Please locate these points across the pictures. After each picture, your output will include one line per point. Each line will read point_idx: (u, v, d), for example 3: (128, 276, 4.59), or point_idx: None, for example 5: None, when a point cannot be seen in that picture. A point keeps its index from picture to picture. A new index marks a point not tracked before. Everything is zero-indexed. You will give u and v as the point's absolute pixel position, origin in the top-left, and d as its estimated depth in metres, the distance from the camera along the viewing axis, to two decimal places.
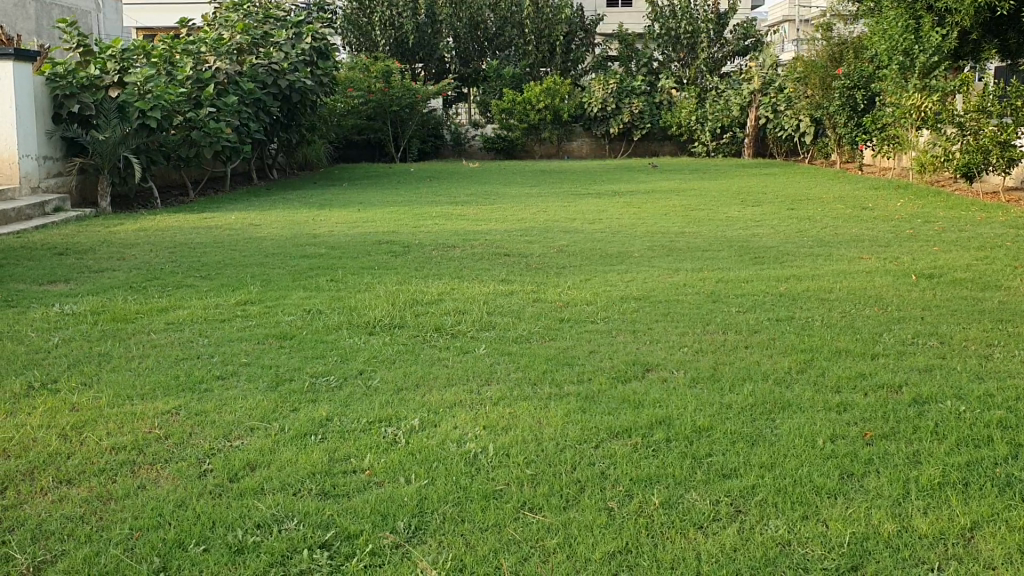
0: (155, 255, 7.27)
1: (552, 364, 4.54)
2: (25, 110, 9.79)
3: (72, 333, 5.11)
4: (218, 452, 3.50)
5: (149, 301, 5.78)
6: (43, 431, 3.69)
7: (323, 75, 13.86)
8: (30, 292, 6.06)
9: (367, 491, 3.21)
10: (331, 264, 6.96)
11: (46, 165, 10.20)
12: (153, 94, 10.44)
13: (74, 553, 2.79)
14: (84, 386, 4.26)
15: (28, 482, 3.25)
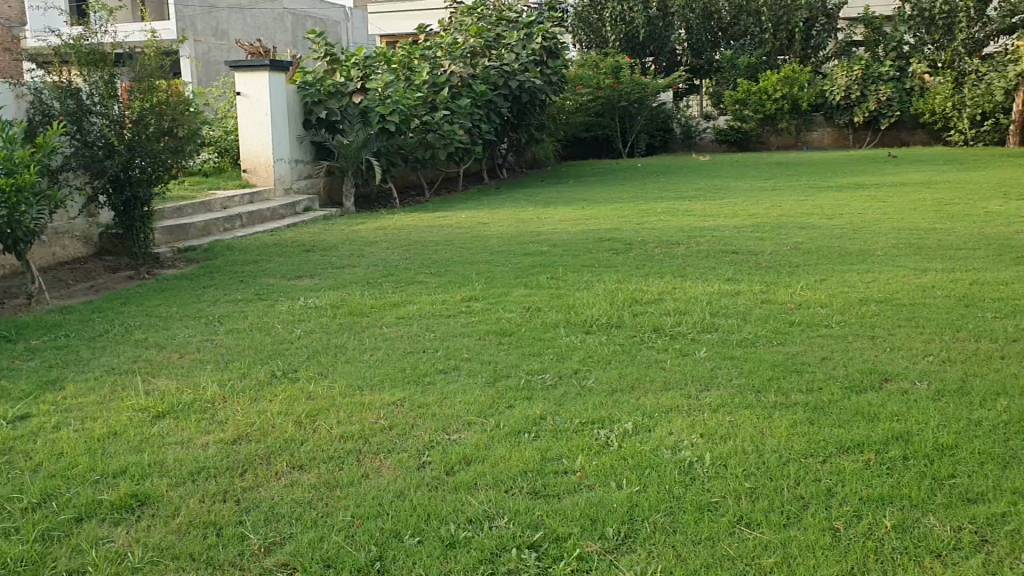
0: (391, 252, 7.64)
1: (778, 371, 4.31)
2: (280, 115, 10.62)
3: (313, 325, 5.45)
4: (436, 445, 3.66)
5: (382, 296, 6.06)
6: (281, 418, 4.05)
7: (552, 74, 14.01)
8: (280, 287, 6.55)
9: (578, 493, 3.19)
10: (555, 261, 7.03)
11: (298, 167, 11.02)
12: (393, 99, 11.02)
13: (301, 537, 3.06)
14: (320, 375, 4.56)
15: (265, 466, 3.62)
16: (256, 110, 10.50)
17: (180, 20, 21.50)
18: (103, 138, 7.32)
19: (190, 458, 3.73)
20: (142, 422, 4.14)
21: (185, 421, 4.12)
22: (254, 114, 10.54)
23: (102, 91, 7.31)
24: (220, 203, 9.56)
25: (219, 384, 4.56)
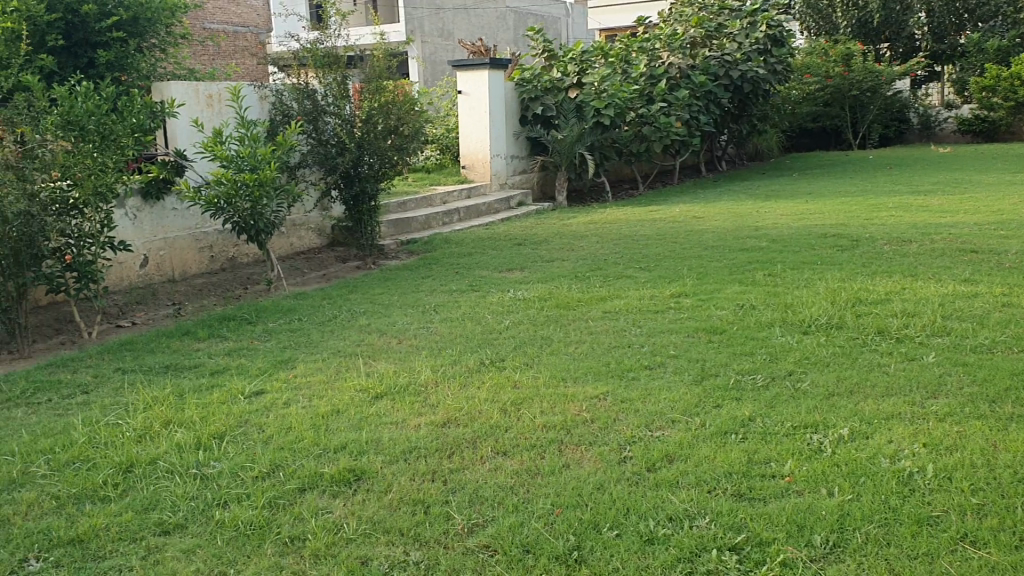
0: (603, 246, 7.65)
1: (1017, 380, 3.95)
2: (499, 114, 10.96)
3: (522, 316, 5.57)
4: (638, 440, 3.65)
5: (591, 289, 6.09)
6: (488, 405, 4.18)
7: (777, 62, 13.31)
8: (492, 279, 6.74)
9: (785, 498, 3.09)
10: (772, 257, 6.79)
11: (514, 162, 11.31)
12: (609, 92, 11.04)
13: (501, 520, 3.16)
14: (526, 365, 4.66)
15: (472, 449, 3.76)
16: (477, 107, 10.83)
17: (408, 22, 22.59)
18: (335, 137, 7.79)
19: (404, 437, 3.93)
20: (361, 402, 4.40)
21: (400, 403, 4.33)
22: (475, 110, 10.89)
23: (336, 92, 7.76)
24: (441, 198, 9.94)
25: (432, 369, 4.76)
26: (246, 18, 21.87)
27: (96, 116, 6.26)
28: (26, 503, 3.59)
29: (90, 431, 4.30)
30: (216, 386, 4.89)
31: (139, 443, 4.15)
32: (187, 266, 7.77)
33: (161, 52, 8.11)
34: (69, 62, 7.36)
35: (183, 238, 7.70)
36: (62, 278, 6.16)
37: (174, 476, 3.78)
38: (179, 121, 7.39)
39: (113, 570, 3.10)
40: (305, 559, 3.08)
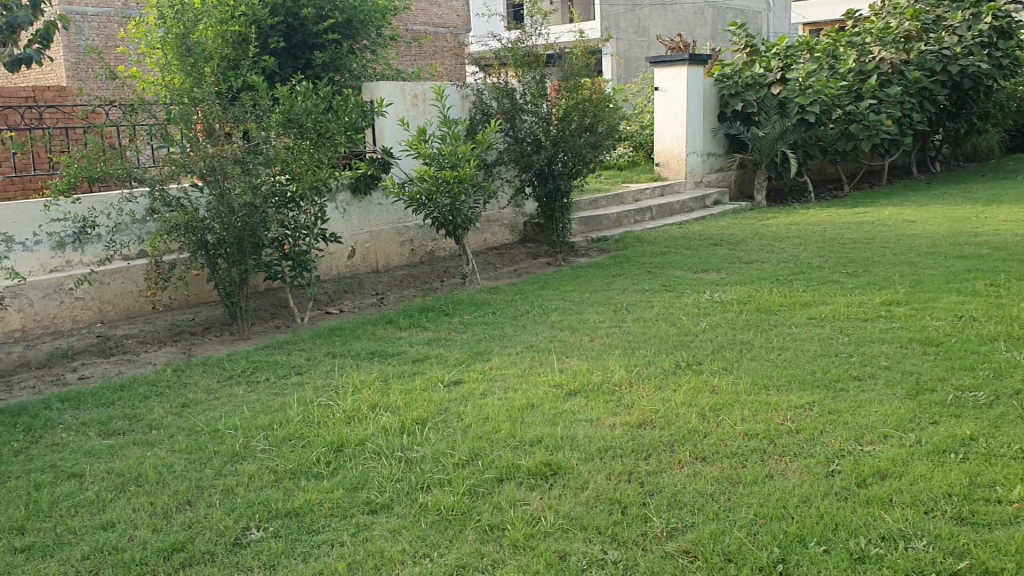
0: (804, 249, 7.37)
1: None
2: (695, 109, 10.76)
3: (719, 319, 5.45)
4: (847, 455, 3.54)
5: (793, 294, 5.88)
6: (685, 408, 4.12)
7: (1004, 57, 12.16)
8: (687, 279, 6.64)
9: (1013, 526, 2.91)
10: (994, 266, 6.31)
11: (710, 161, 11.15)
12: (815, 88, 10.61)
13: (702, 527, 3.13)
14: (725, 370, 4.57)
15: (670, 452, 3.73)
16: (673, 105, 10.76)
17: (604, 19, 22.61)
18: (532, 135, 7.92)
19: (599, 435, 3.93)
20: (555, 398, 4.44)
21: (595, 401, 4.33)
22: (672, 109, 10.79)
23: (534, 91, 7.87)
24: (633, 196, 9.89)
25: (626, 368, 4.74)
26: (446, 19, 22.49)
27: (312, 114, 6.66)
28: (249, 475, 3.87)
29: (304, 410, 4.58)
30: (418, 374, 5.08)
31: (348, 424, 4.38)
32: (390, 258, 8.11)
33: (371, 53, 8.48)
34: (289, 63, 7.84)
35: (387, 231, 8.05)
36: (279, 266, 6.60)
37: (381, 458, 3.96)
38: (386, 120, 7.75)
39: (326, 544, 3.29)
40: (505, 548, 3.15)
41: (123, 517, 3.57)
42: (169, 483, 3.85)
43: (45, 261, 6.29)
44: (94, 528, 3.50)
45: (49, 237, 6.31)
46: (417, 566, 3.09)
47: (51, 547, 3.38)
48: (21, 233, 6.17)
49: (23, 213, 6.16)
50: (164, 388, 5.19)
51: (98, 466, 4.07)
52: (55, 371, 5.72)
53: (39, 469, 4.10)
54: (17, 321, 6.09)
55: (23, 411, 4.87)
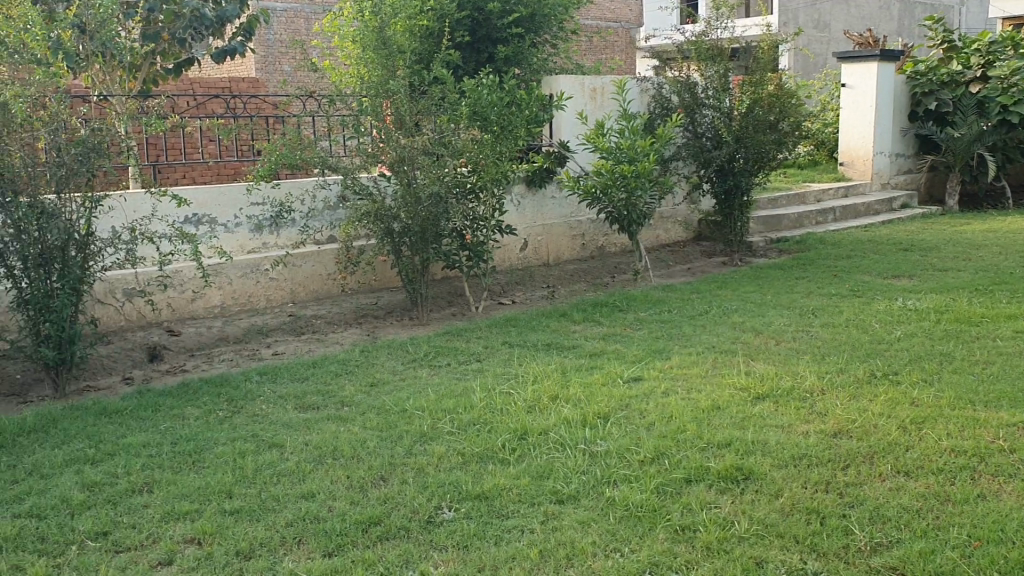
0: (1005, 258, 6.92)
1: None
2: (885, 108, 10.30)
3: (915, 328, 5.19)
4: None
5: (996, 305, 5.53)
6: (883, 419, 3.94)
7: None
8: (876, 284, 6.35)
9: None
10: None
11: (898, 162, 10.67)
12: (1020, 86, 9.83)
13: (910, 544, 2.99)
14: (925, 382, 4.34)
15: (869, 465, 3.57)
16: (860, 103, 10.33)
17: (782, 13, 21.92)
18: (713, 130, 7.81)
19: (792, 442, 3.81)
20: (742, 401, 4.33)
21: (785, 406, 4.20)
22: (859, 106, 10.36)
23: (716, 85, 7.73)
24: (814, 196, 9.54)
25: (816, 374, 4.57)
26: (619, 14, 22.31)
27: (496, 108, 6.80)
28: (438, 456, 4.00)
29: (486, 397, 4.67)
30: (597, 368, 5.07)
31: (530, 413, 4.43)
32: (561, 252, 8.13)
33: (552, 47, 8.52)
34: (472, 57, 7.99)
35: (560, 224, 8.08)
36: (457, 255, 6.73)
37: (565, 449, 3.98)
38: (565, 114, 7.81)
39: (516, 530, 3.37)
40: (698, 549, 3.10)
41: (322, 488, 3.78)
42: (363, 458, 4.04)
43: (244, 241, 6.71)
44: (295, 496, 3.73)
45: (248, 220, 6.72)
46: (608, 560, 3.10)
47: (258, 512, 3.61)
48: (224, 216, 6.60)
49: (227, 196, 6.59)
50: (352, 367, 5.44)
51: (296, 438, 4.33)
52: (250, 347, 6.08)
53: (243, 437, 4.38)
54: (217, 299, 6.51)
55: (227, 382, 5.24)
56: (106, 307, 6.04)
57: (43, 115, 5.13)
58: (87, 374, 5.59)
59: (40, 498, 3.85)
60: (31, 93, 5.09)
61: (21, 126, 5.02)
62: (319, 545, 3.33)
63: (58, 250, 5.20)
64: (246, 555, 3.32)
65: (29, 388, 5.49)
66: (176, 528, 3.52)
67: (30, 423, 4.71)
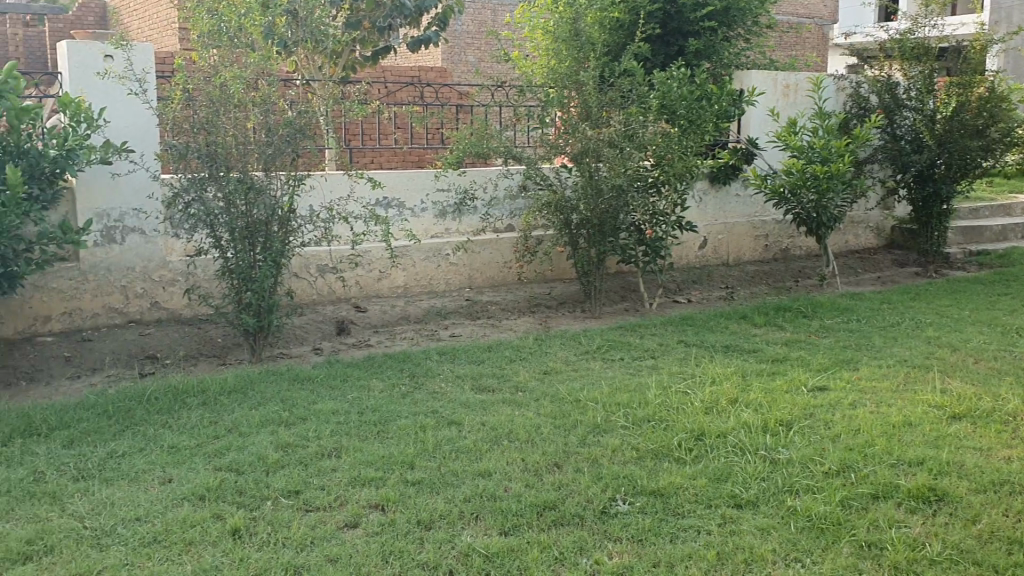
0: None
1: None
2: None
3: None
4: None
5: None
6: None
7: None
8: None
9: None
10: None
11: None
12: None
13: None
14: None
15: None
16: None
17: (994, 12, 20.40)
18: (914, 133, 7.41)
19: (991, 467, 3.60)
20: (937, 419, 4.10)
21: (984, 429, 3.97)
22: None
23: (921, 86, 7.34)
24: (1021, 208, 8.93)
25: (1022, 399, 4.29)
26: (813, 10, 21.33)
27: (685, 102, 6.72)
28: (613, 448, 4.01)
29: (662, 394, 4.63)
30: (780, 374, 4.93)
31: (708, 414, 4.35)
32: (741, 252, 7.95)
33: (745, 42, 8.31)
34: (662, 50, 7.93)
35: (742, 224, 7.90)
36: (635, 250, 6.73)
37: (745, 454, 3.89)
38: (755, 111, 7.66)
39: (692, 529, 3.33)
40: (885, 569, 2.98)
41: (498, 467, 3.86)
42: (538, 444, 4.10)
43: (429, 226, 6.95)
44: (473, 474, 3.83)
45: (434, 205, 6.95)
46: (790, 569, 3.03)
47: (437, 486, 3.73)
48: (411, 201, 6.85)
49: (416, 181, 6.84)
50: (527, 354, 5.52)
51: (475, 418, 4.45)
52: (429, 327, 6.29)
53: (424, 413, 4.54)
54: (401, 279, 6.79)
55: (408, 359, 5.43)
56: (300, 280, 6.39)
57: (256, 96, 5.43)
58: (281, 343, 5.93)
59: (239, 453, 4.12)
60: (247, 75, 5.40)
61: (236, 105, 5.34)
62: (496, 524, 3.41)
63: (262, 224, 5.53)
64: (427, 525, 3.44)
65: (229, 351, 5.87)
66: (361, 494, 3.68)
67: (230, 383, 5.05)
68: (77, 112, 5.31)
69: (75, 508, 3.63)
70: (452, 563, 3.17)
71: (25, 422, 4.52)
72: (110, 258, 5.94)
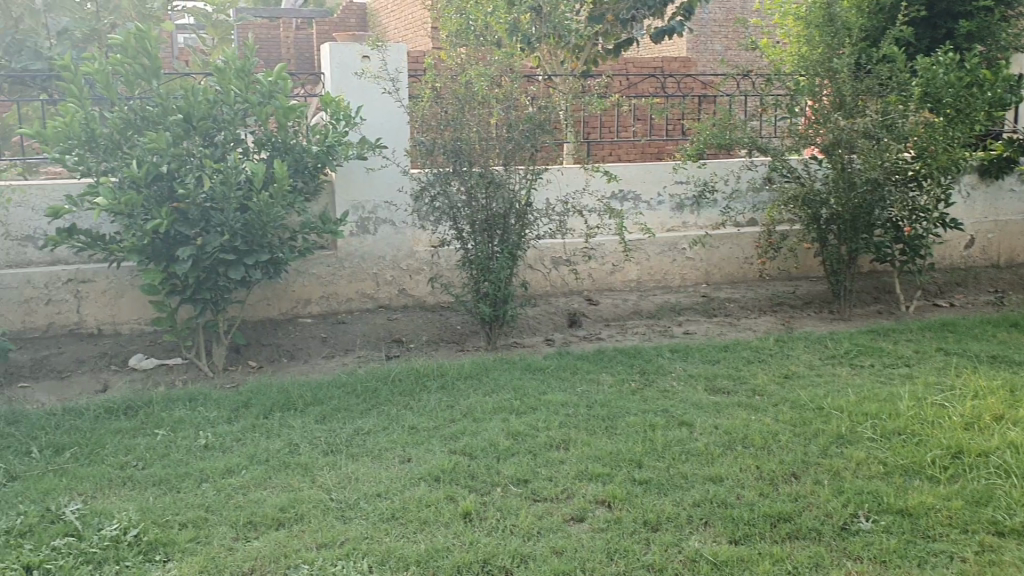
0: None
1: None
2: None
3: None
4: None
5: None
6: None
7: None
8: None
9: None
10: None
11: None
12: None
13: None
14: None
15: None
16: None
17: None
18: None
19: None
20: None
21: None
22: None
23: None
24: None
25: None
26: None
27: (954, 88, 6.11)
28: (857, 461, 3.76)
29: (916, 405, 4.28)
30: None
31: (968, 430, 3.97)
32: (1014, 253, 7.24)
33: None
34: (926, 35, 7.40)
35: (1016, 222, 7.18)
36: (890, 249, 6.34)
37: (1010, 478, 3.52)
38: None
39: (944, 555, 3.07)
40: None
41: (731, 474, 3.72)
42: (774, 451, 3.93)
43: (666, 220, 6.86)
44: (703, 478, 3.71)
45: (672, 198, 6.85)
46: None
47: (666, 487, 3.65)
48: (648, 194, 6.79)
49: (652, 175, 6.78)
50: (765, 356, 5.30)
51: (706, 420, 4.32)
52: (663, 323, 6.22)
53: (655, 411, 4.47)
54: (634, 273, 6.77)
55: (640, 355, 5.38)
56: (536, 272, 6.50)
57: (499, 92, 5.51)
58: (515, 332, 6.07)
59: (472, 438, 4.24)
60: (491, 72, 5.51)
61: (480, 102, 5.47)
62: (726, 531, 3.30)
63: (501, 217, 5.67)
64: (653, 526, 3.37)
65: (467, 339, 6.08)
66: (588, 488, 3.67)
67: (467, 369, 5.21)
68: (337, 110, 5.68)
69: (322, 481, 3.87)
70: (678, 567, 3.09)
71: (283, 397, 4.89)
72: (362, 248, 6.29)
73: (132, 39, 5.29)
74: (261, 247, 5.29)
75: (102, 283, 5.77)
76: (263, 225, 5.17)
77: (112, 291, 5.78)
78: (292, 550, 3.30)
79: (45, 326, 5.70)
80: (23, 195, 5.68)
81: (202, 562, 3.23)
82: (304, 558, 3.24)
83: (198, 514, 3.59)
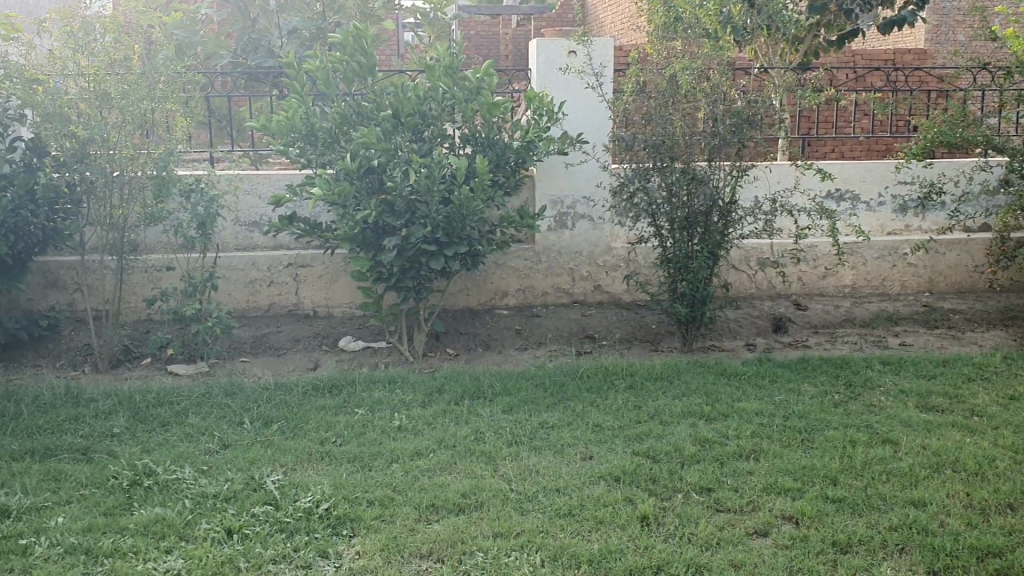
0: None
1: None
2: None
3: None
4: None
5: None
6: None
7: None
8: None
9: None
10: None
11: None
12: None
13: None
14: None
15: None
16: None
17: None
18: None
19: None
20: None
21: None
22: None
23: None
24: None
25: None
26: None
27: None
28: None
29: None
30: None
31: None
32: None
33: None
34: None
35: None
36: None
37: None
38: None
39: None
40: None
41: (936, 499, 3.46)
42: (988, 479, 3.61)
43: (886, 222, 6.46)
44: (904, 501, 3.47)
45: (894, 198, 6.44)
46: None
47: (861, 508, 3.44)
48: (867, 193, 6.42)
49: (873, 174, 6.39)
50: (989, 375, 4.87)
51: (915, 439, 4.03)
52: (877, 334, 5.86)
53: (857, 426, 4.22)
54: (848, 278, 6.41)
55: (845, 366, 5.09)
56: (739, 273, 6.29)
57: (706, 86, 5.33)
58: (713, 334, 5.91)
59: (657, 441, 4.16)
60: (698, 66, 5.33)
61: (685, 97, 5.33)
62: (923, 561, 3.06)
63: (703, 214, 5.53)
64: (843, 548, 3.19)
65: (662, 339, 5.99)
66: (776, 502, 3.51)
67: (657, 370, 5.13)
68: (540, 104, 5.69)
69: (504, 471, 3.94)
70: None
71: (474, 386, 5.01)
72: (560, 243, 6.33)
73: (350, 38, 5.57)
74: (461, 239, 5.43)
75: (318, 268, 6.13)
76: (463, 219, 5.31)
77: (327, 275, 6.14)
78: (470, 536, 3.37)
79: (266, 306, 6.14)
80: (252, 183, 6.14)
81: (385, 540, 3.36)
82: (480, 546, 3.30)
83: (385, 493, 3.74)
